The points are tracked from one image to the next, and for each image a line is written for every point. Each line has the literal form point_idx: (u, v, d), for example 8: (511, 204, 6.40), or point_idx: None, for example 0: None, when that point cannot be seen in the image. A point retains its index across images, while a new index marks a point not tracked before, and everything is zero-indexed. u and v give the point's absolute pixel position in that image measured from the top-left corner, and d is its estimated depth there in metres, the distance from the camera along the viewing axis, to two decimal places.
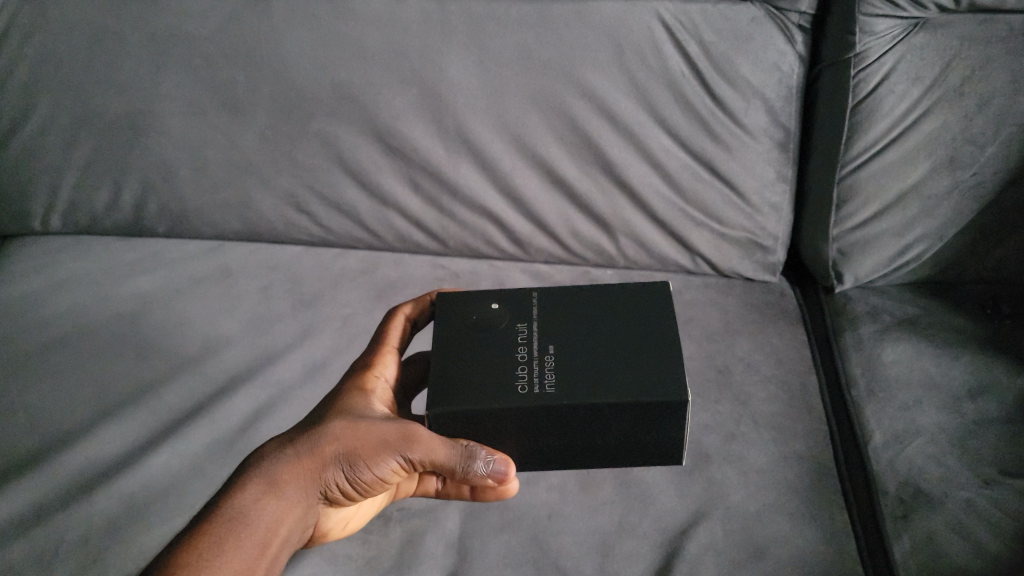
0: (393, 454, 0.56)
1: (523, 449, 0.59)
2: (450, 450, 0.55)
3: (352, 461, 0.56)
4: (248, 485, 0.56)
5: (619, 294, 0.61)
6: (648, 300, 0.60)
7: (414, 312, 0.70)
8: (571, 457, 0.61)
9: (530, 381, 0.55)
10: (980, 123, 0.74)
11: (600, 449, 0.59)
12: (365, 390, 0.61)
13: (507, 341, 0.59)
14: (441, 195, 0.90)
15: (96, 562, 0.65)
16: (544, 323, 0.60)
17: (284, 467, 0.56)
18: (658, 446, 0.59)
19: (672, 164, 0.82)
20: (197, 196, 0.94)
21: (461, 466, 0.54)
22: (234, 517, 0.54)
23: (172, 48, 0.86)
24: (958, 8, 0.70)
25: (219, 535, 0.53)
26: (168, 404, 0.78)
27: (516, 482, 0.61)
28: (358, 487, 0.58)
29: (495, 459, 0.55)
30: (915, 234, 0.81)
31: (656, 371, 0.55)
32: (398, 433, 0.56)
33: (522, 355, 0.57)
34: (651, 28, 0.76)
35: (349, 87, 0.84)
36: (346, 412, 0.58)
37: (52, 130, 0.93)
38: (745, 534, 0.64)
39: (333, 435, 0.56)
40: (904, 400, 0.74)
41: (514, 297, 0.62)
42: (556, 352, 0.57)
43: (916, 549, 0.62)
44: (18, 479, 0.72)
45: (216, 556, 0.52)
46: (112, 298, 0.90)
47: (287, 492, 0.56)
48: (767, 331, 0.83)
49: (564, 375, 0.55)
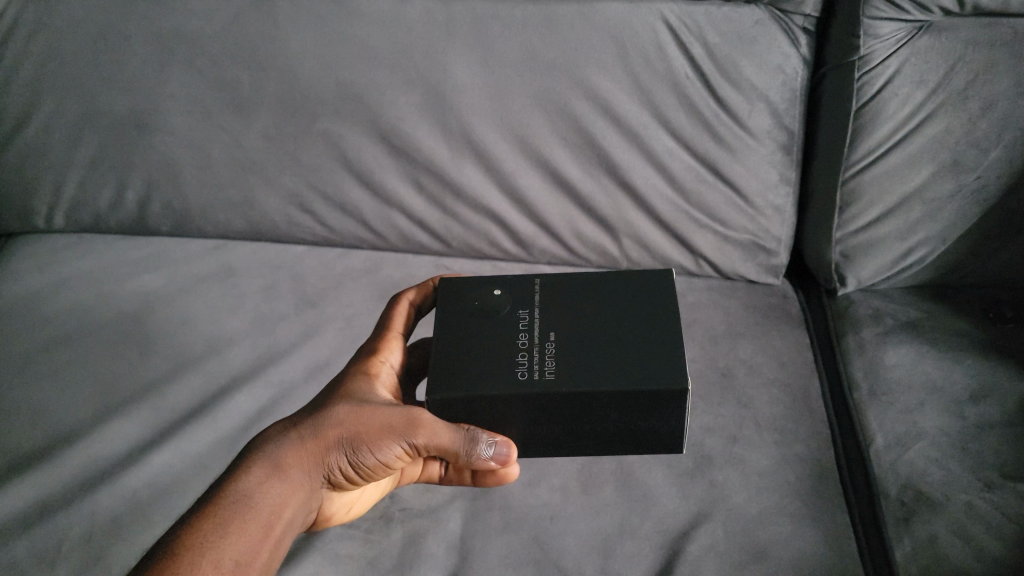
0: (397, 438, 0.56)
1: (525, 438, 0.59)
2: (453, 434, 0.55)
3: (356, 446, 0.56)
4: (253, 468, 0.56)
5: (621, 281, 0.61)
6: (651, 287, 0.60)
7: (418, 298, 0.69)
8: (573, 445, 0.61)
9: (529, 367, 0.55)
10: (984, 127, 0.74)
11: (601, 437, 0.59)
12: (369, 375, 0.61)
13: (508, 327, 0.59)
14: (444, 194, 0.90)
15: (99, 559, 0.65)
16: (545, 310, 0.60)
17: (288, 451, 0.56)
18: (658, 436, 0.59)
19: (675, 165, 0.82)
20: (201, 196, 0.94)
21: (464, 450, 0.55)
22: (239, 500, 0.54)
23: (177, 48, 0.87)
24: (963, 12, 0.70)
25: (222, 517, 0.53)
26: (172, 402, 0.78)
27: (517, 467, 0.62)
28: (361, 471, 0.58)
29: (497, 442, 0.56)
30: (918, 237, 0.81)
31: (657, 359, 0.54)
32: (401, 418, 0.56)
33: (522, 341, 0.57)
34: (656, 30, 0.76)
35: (354, 87, 0.84)
36: (350, 396, 0.58)
37: (57, 129, 0.93)
38: (747, 536, 0.64)
39: (337, 420, 0.56)
40: (906, 404, 0.74)
41: (516, 284, 0.62)
42: (557, 339, 0.57)
43: (918, 552, 0.62)
44: (21, 477, 0.72)
45: (220, 537, 0.52)
46: (116, 296, 0.90)
47: (291, 476, 0.56)
48: (770, 334, 0.83)
49: (564, 362, 0.55)
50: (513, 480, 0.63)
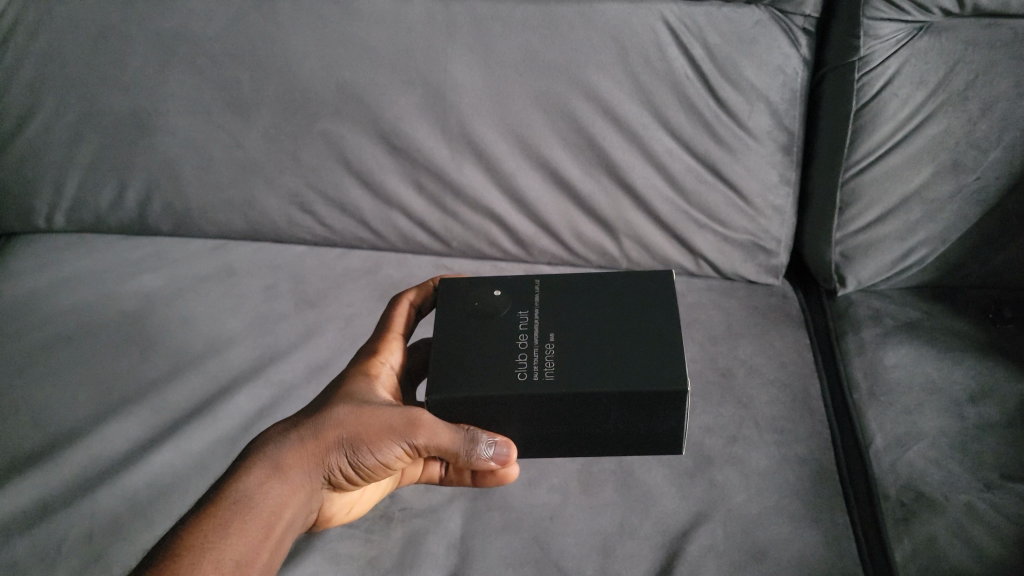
0: (397, 439, 0.56)
1: (524, 438, 0.59)
2: (453, 434, 0.55)
3: (356, 446, 0.56)
4: (253, 469, 0.56)
5: (621, 283, 0.61)
6: (651, 289, 0.60)
7: (418, 299, 0.69)
8: (571, 445, 0.61)
9: (529, 368, 0.56)
10: (983, 127, 0.74)
11: (601, 438, 0.59)
12: (369, 376, 0.61)
13: (508, 328, 0.59)
14: (444, 194, 0.90)
15: (98, 559, 0.66)
16: (545, 311, 0.60)
17: (289, 451, 0.56)
18: (657, 436, 0.59)
19: (675, 166, 0.83)
20: (202, 196, 0.94)
21: (464, 450, 0.55)
22: (239, 500, 0.54)
23: (178, 48, 0.87)
24: (963, 12, 0.70)
25: (223, 517, 0.53)
26: (172, 402, 0.78)
27: (517, 467, 0.62)
28: (361, 472, 0.58)
29: (497, 442, 0.56)
30: (918, 238, 0.81)
31: (657, 360, 0.54)
32: (401, 419, 0.56)
33: (522, 342, 0.57)
34: (656, 31, 0.76)
35: (354, 87, 0.84)
36: (350, 397, 0.58)
37: (58, 128, 0.93)
38: (746, 536, 0.64)
39: (338, 420, 0.56)
40: (905, 404, 0.74)
41: (516, 285, 0.62)
42: (557, 340, 0.57)
43: (917, 552, 0.62)
44: (21, 476, 0.72)
45: (221, 538, 0.52)
46: (116, 296, 0.90)
47: (291, 476, 0.56)
48: (770, 334, 0.83)
49: (563, 363, 0.55)
50: (512, 480, 0.63)
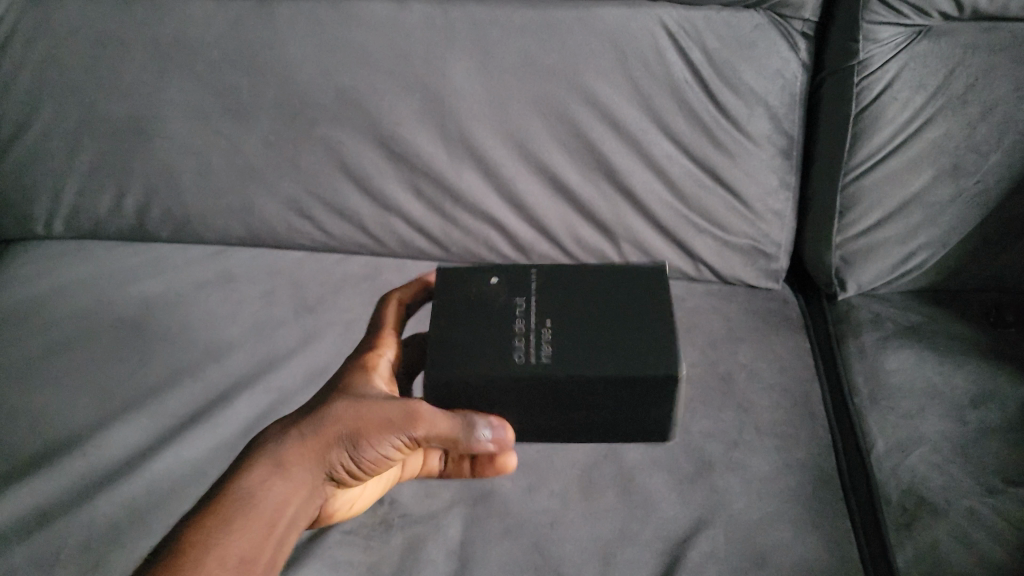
0: (396, 432, 0.55)
1: (519, 423, 0.59)
2: (451, 423, 0.55)
3: (357, 441, 0.55)
4: (255, 466, 0.56)
5: (616, 270, 0.61)
6: (646, 279, 0.60)
7: (408, 296, 0.69)
8: (562, 431, 0.61)
9: (526, 353, 0.55)
10: (983, 131, 0.74)
11: (593, 425, 0.60)
12: (367, 368, 0.61)
13: (504, 315, 0.58)
14: (443, 199, 0.89)
15: (97, 566, 0.65)
16: (542, 297, 0.59)
17: (290, 448, 0.56)
18: (647, 424, 0.59)
19: (674, 171, 0.82)
20: (200, 202, 0.94)
21: (464, 438, 0.55)
22: (243, 497, 0.54)
23: (176, 54, 0.87)
24: (961, 16, 0.71)
25: (227, 514, 0.53)
26: (171, 409, 0.78)
27: (513, 456, 0.64)
28: (363, 467, 0.57)
29: (495, 425, 0.56)
30: (918, 241, 0.81)
31: (654, 347, 0.54)
32: (399, 412, 0.55)
33: (519, 328, 0.57)
34: (655, 35, 0.76)
35: (353, 92, 0.84)
36: (349, 392, 0.58)
37: (56, 134, 0.93)
38: (747, 543, 0.64)
39: (338, 416, 0.56)
40: (907, 409, 0.73)
41: (512, 271, 0.62)
42: (553, 326, 0.57)
43: (920, 558, 0.61)
44: (19, 484, 0.71)
45: (225, 535, 0.52)
46: (115, 303, 0.90)
47: (293, 473, 0.56)
48: (770, 339, 0.83)
49: (560, 348, 0.55)
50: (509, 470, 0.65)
